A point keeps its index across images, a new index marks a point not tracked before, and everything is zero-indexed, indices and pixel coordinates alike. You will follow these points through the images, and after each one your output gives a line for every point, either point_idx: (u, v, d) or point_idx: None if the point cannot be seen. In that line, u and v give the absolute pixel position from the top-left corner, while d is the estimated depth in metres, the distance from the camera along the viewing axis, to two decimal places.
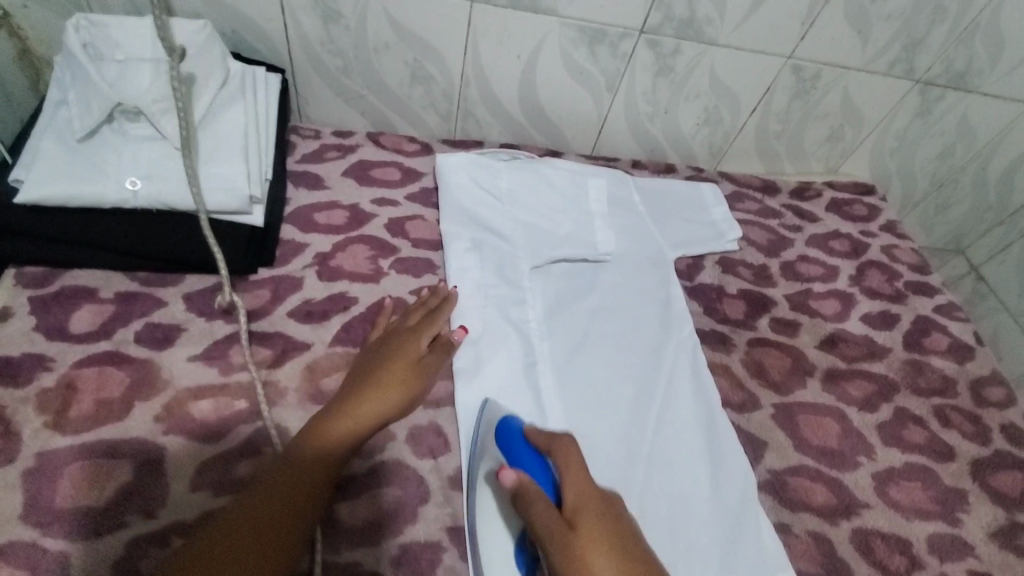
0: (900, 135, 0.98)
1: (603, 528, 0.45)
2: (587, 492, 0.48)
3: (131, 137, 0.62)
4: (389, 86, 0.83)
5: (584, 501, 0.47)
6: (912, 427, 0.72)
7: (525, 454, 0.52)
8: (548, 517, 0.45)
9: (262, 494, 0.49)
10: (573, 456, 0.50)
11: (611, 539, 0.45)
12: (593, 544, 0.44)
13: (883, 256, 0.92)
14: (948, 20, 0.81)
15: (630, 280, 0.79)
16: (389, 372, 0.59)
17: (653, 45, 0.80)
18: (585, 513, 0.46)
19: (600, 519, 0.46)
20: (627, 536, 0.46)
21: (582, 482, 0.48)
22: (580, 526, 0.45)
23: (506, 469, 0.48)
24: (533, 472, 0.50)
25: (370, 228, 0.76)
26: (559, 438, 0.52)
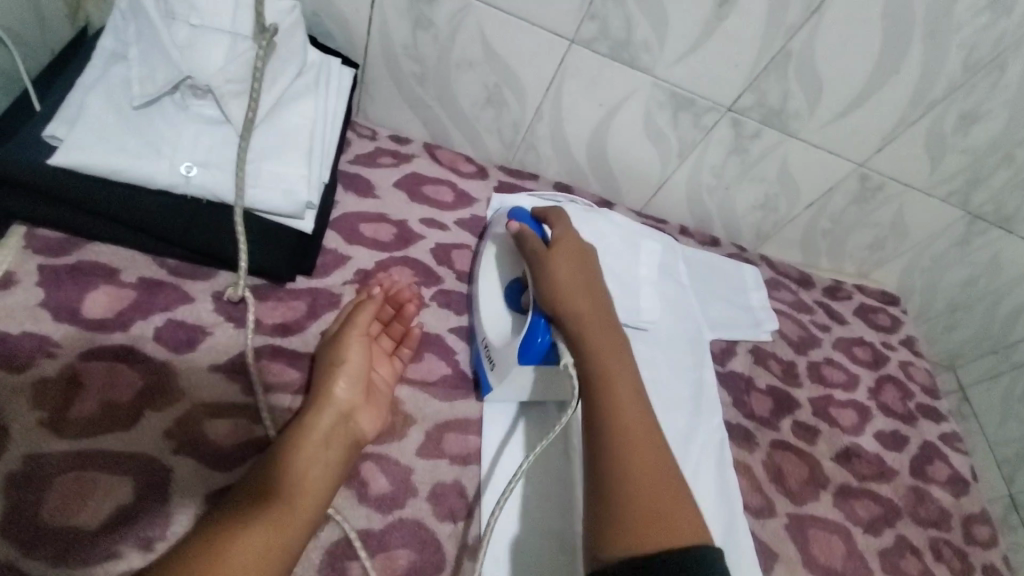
0: (935, 256, 1.00)
1: (572, 255, 0.63)
2: (568, 236, 0.65)
3: (191, 114, 0.57)
4: (460, 103, 0.79)
5: (564, 240, 0.64)
6: (909, 557, 0.73)
7: (527, 215, 0.68)
8: (535, 245, 0.63)
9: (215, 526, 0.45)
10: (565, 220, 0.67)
11: (575, 263, 0.62)
12: (559, 258, 0.61)
13: (899, 372, 0.93)
14: (1015, 166, 0.83)
15: (666, 355, 0.77)
16: (350, 360, 0.57)
17: (736, 124, 0.79)
18: (563, 245, 0.63)
19: (572, 251, 0.63)
20: (589, 267, 0.63)
21: (567, 231, 0.65)
22: (555, 249, 0.62)
23: (513, 221, 0.66)
24: (532, 224, 0.66)
25: (416, 251, 0.71)
26: (556, 210, 0.69)
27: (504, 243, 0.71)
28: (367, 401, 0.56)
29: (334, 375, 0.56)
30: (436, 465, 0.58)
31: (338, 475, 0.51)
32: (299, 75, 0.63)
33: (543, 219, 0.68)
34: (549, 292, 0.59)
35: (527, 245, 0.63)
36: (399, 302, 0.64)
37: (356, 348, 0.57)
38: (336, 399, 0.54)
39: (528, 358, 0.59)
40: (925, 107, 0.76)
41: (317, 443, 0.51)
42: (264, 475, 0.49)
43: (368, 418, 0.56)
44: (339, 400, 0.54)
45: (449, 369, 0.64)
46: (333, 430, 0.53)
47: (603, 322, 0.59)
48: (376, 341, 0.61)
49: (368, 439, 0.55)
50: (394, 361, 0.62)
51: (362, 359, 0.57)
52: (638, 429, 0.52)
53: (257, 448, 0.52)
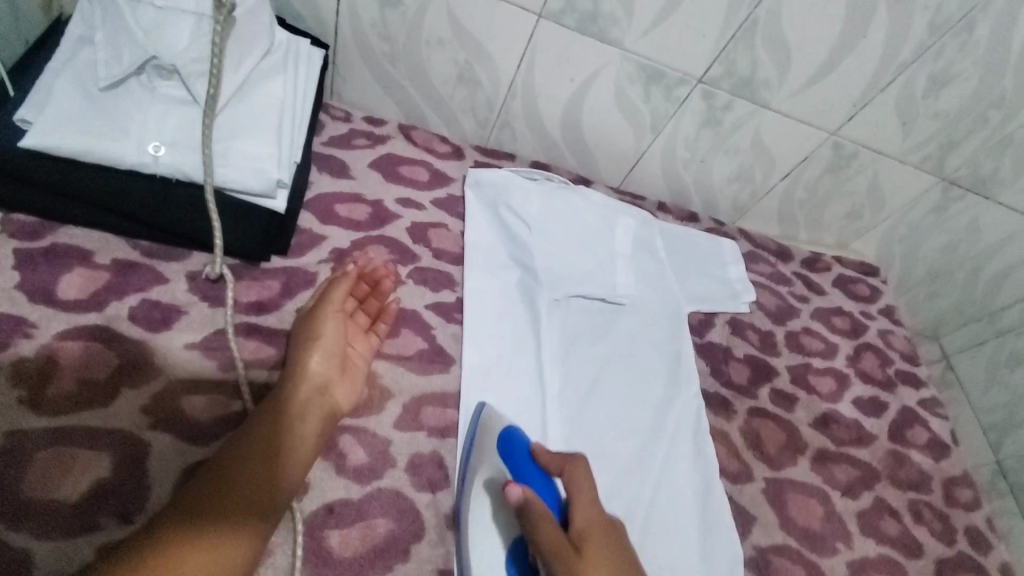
0: (912, 225, 1.01)
1: (606, 564, 0.48)
2: (593, 520, 0.51)
3: (159, 95, 0.57)
4: (432, 82, 0.79)
5: (590, 529, 0.50)
6: (887, 518, 0.74)
7: (531, 467, 0.56)
8: (557, 540, 0.48)
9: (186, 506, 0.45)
10: (584, 478, 0.54)
11: (615, 571, 0.48)
12: (597, 571, 0.47)
13: (878, 340, 0.94)
14: (986, 130, 0.84)
15: (644, 327, 0.78)
16: (326, 336, 0.58)
17: (708, 96, 0.79)
18: (588, 535, 0.50)
19: (601, 548, 0.49)
20: (630, 569, 0.50)
21: (588, 507, 0.52)
22: (585, 551, 0.48)
23: (513, 485, 0.50)
24: (540, 489, 0.54)
25: (392, 229, 0.72)
26: (570, 460, 0.55)
27: (500, 498, 0.56)
28: (342, 374, 0.57)
29: (310, 349, 0.57)
30: (414, 437, 0.58)
31: (312, 453, 0.52)
32: (266, 55, 0.63)
33: (554, 472, 0.55)
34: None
35: (543, 541, 0.48)
36: (372, 281, 0.65)
37: (331, 323, 0.59)
38: (310, 372, 0.55)
39: None
40: (893, 72, 0.76)
41: (293, 416, 0.52)
42: (235, 456, 0.49)
43: (344, 390, 0.56)
44: (314, 373, 0.55)
45: (426, 344, 0.65)
46: (309, 402, 0.54)
47: None
48: (351, 317, 0.62)
49: (343, 411, 0.56)
50: (371, 336, 0.62)
51: (338, 333, 0.58)
52: None
53: (231, 424, 0.53)
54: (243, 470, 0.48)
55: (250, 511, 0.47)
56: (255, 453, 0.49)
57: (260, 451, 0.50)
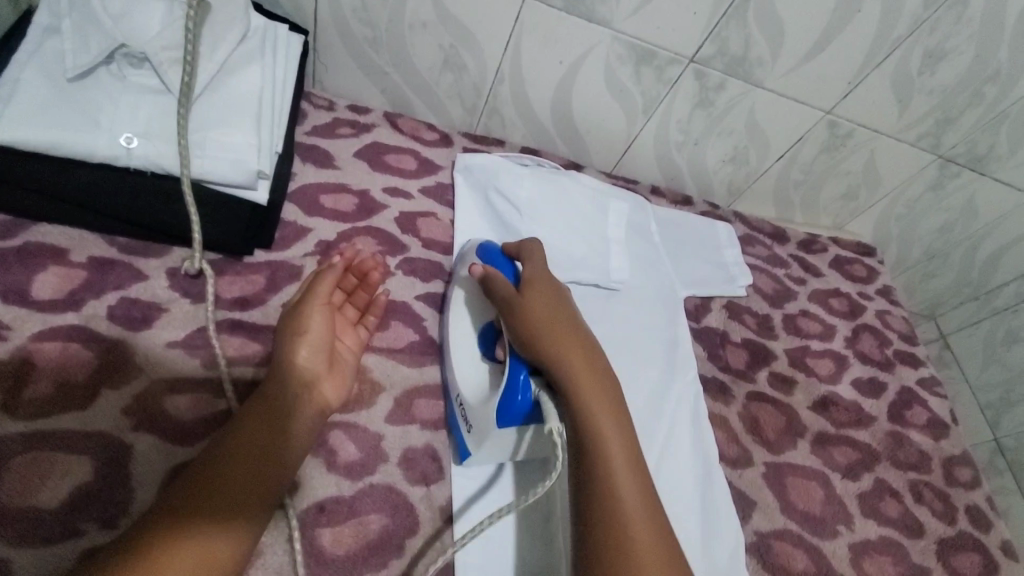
0: (909, 204, 1.00)
1: (545, 296, 0.58)
2: (541, 276, 0.60)
3: (130, 84, 0.55)
4: (417, 68, 0.77)
5: (534, 281, 0.59)
6: (888, 499, 0.73)
7: (499, 256, 0.63)
8: (503, 284, 0.58)
9: (173, 510, 0.43)
10: (537, 257, 0.63)
11: (553, 304, 0.57)
12: (534, 300, 0.57)
13: (876, 321, 0.93)
14: (983, 105, 0.82)
15: (639, 313, 0.76)
16: (313, 328, 0.56)
17: (700, 76, 0.78)
18: (534, 283, 0.59)
19: (543, 292, 0.58)
20: (567, 309, 0.58)
21: (536, 269, 0.61)
22: (526, 290, 0.58)
23: (476, 265, 0.61)
24: (501, 263, 0.63)
25: (380, 220, 0.70)
26: (526, 242, 0.64)
27: (472, 289, 0.65)
28: (331, 370, 0.55)
29: (297, 341, 0.55)
30: (407, 430, 0.57)
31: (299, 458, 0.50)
32: (243, 42, 0.61)
33: (514, 255, 0.64)
34: (526, 337, 0.54)
35: (495, 287, 0.58)
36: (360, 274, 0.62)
37: (318, 315, 0.57)
38: (298, 365, 0.54)
39: (508, 420, 0.53)
40: (888, 47, 0.74)
41: (280, 413, 0.51)
42: (221, 457, 0.47)
43: (333, 386, 0.55)
44: (302, 367, 0.54)
45: (418, 337, 0.64)
46: (296, 398, 0.52)
47: (594, 369, 0.53)
48: (339, 310, 0.61)
49: (332, 407, 0.54)
50: (359, 329, 0.61)
51: (325, 326, 0.57)
52: (631, 481, 0.47)
53: (213, 426, 0.51)
54: (230, 476, 0.46)
55: (229, 522, 0.44)
56: (244, 457, 0.47)
57: (246, 454, 0.48)
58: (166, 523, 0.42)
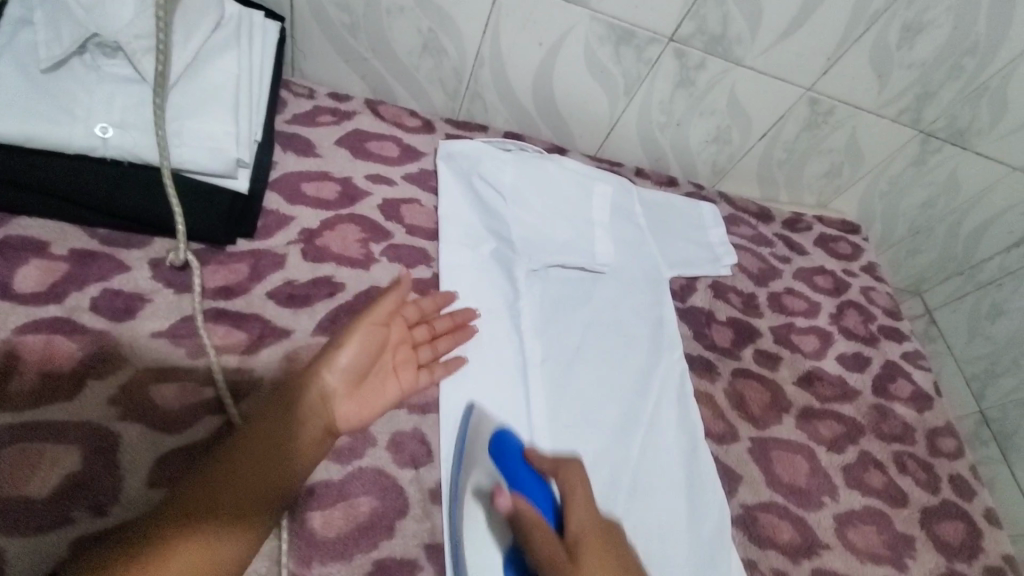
0: (892, 180, 1.00)
1: (603, 560, 0.46)
2: (589, 527, 0.48)
3: (104, 74, 0.54)
4: (396, 53, 0.77)
5: (584, 537, 0.47)
6: (872, 471, 0.74)
7: (527, 475, 0.52)
8: (549, 548, 0.45)
9: (181, 515, 0.44)
10: (580, 486, 0.50)
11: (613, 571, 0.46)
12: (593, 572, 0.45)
13: (861, 297, 0.94)
14: (962, 78, 0.82)
15: (625, 296, 0.77)
16: (356, 344, 0.52)
17: (680, 55, 0.78)
18: (583, 541, 0.47)
19: (598, 556, 0.46)
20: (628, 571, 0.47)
21: (583, 514, 0.49)
22: (579, 557, 0.46)
23: (501, 495, 0.48)
24: (532, 493, 0.50)
25: (363, 207, 0.70)
26: (564, 463, 0.52)
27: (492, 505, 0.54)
28: (357, 390, 0.52)
29: (332, 360, 0.51)
30: (394, 415, 0.57)
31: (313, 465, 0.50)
32: (218, 29, 0.61)
33: (549, 475, 0.52)
34: None
35: (535, 547, 0.46)
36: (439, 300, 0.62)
37: (363, 336, 0.53)
38: (322, 381, 0.51)
39: None
40: (866, 22, 0.75)
41: (293, 414, 0.49)
42: (231, 459, 0.47)
43: (348, 408, 0.51)
44: (326, 384, 0.51)
45: None
46: (312, 409, 0.50)
47: None
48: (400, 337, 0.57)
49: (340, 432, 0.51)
50: (420, 372, 0.58)
51: (365, 351, 0.53)
52: None
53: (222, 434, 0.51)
54: (245, 479, 0.47)
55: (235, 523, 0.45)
56: (258, 464, 0.47)
57: (256, 460, 0.47)
58: (178, 525, 0.43)
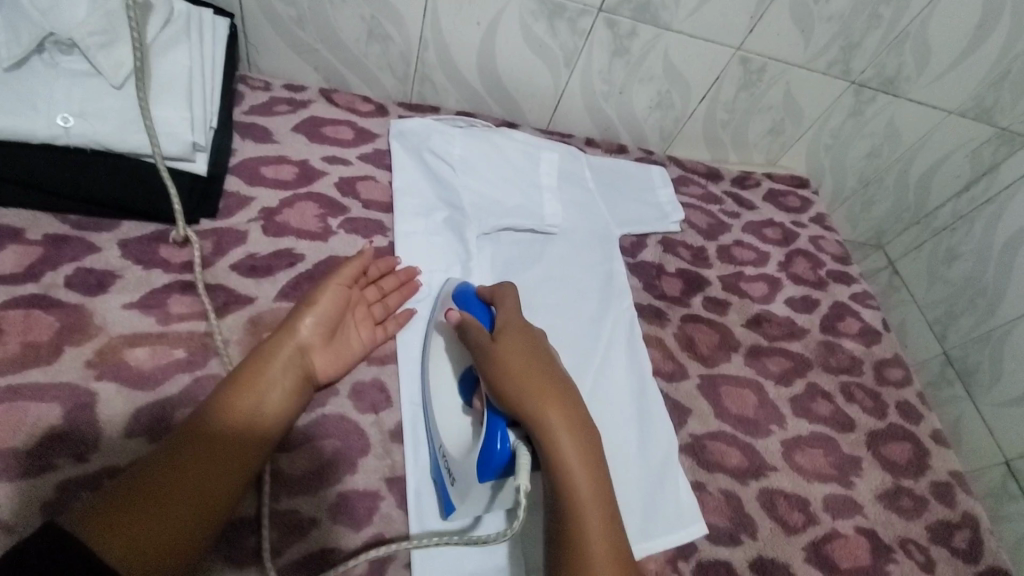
0: (834, 132, 1.05)
1: (518, 340, 0.57)
2: (512, 321, 0.60)
3: (63, 70, 0.59)
4: (345, 42, 0.82)
5: (508, 325, 0.60)
6: (820, 400, 0.79)
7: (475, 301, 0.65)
8: (478, 336, 0.59)
9: (158, 490, 0.45)
10: (510, 300, 0.64)
11: (525, 347, 0.57)
12: (506, 346, 0.57)
13: (809, 246, 0.99)
14: (882, 27, 0.87)
15: (576, 253, 0.81)
16: (323, 302, 0.60)
17: (611, 24, 0.82)
18: (507, 328, 0.59)
19: (516, 338, 0.58)
20: (541, 351, 0.57)
21: (510, 315, 0.61)
22: (500, 338, 0.58)
23: (452, 311, 0.63)
24: (476, 310, 0.64)
25: (320, 185, 0.75)
26: (501, 288, 0.66)
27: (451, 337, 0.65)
28: (327, 345, 0.59)
29: (309, 318, 0.59)
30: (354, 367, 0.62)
31: (291, 413, 0.55)
32: (168, 24, 0.66)
33: (489, 300, 0.65)
34: (496, 381, 0.54)
35: (469, 337, 0.59)
36: (388, 261, 0.69)
37: (331, 295, 0.61)
38: (298, 335, 0.58)
39: (487, 470, 0.52)
40: None
41: (269, 366, 0.55)
42: (204, 437, 0.49)
43: (323, 360, 0.58)
44: (302, 338, 0.58)
45: None
46: (289, 360, 0.56)
47: (563, 405, 0.53)
48: (360, 299, 0.64)
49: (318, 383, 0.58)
50: (377, 328, 0.64)
51: (331, 308, 0.60)
52: (602, 539, 0.47)
53: (190, 389, 0.55)
54: (232, 428, 0.50)
55: (210, 499, 0.47)
56: (231, 441, 0.50)
57: (227, 438, 0.50)
58: (157, 500, 0.45)
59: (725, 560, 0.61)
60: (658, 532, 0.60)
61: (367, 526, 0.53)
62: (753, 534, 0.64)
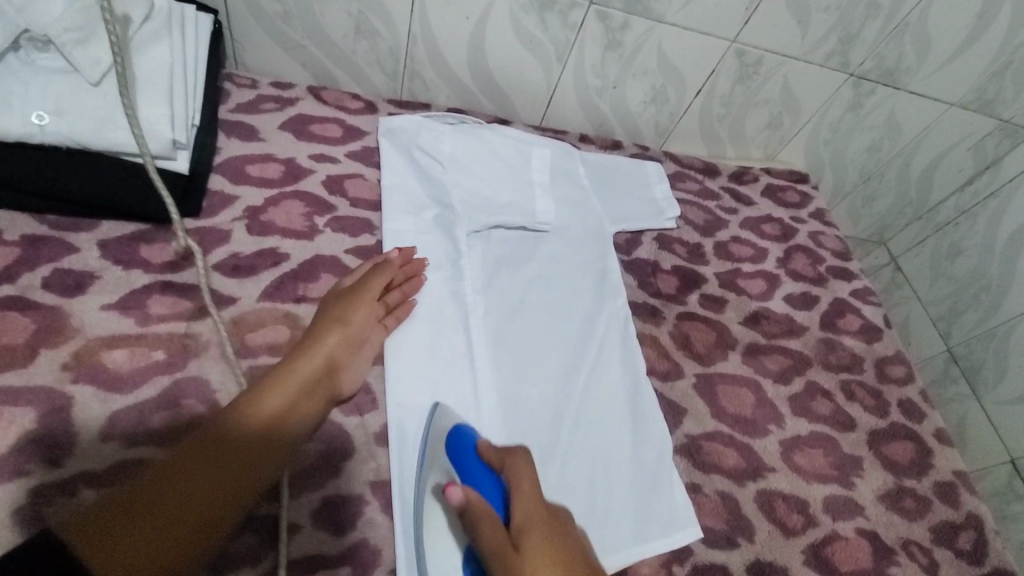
0: (834, 126, 1.03)
1: (548, 548, 0.45)
2: (533, 513, 0.47)
3: (39, 66, 0.58)
4: (332, 38, 0.81)
5: (530, 523, 0.46)
6: (820, 399, 0.77)
7: (478, 467, 0.52)
8: (496, 536, 0.44)
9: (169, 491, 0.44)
10: (525, 474, 0.50)
11: (559, 559, 0.44)
12: (536, 562, 0.43)
13: (809, 242, 0.97)
14: (881, 17, 0.85)
15: (569, 251, 0.80)
16: (352, 316, 0.60)
17: (603, 17, 0.81)
18: (530, 527, 0.46)
19: (544, 542, 0.45)
20: (576, 559, 0.45)
21: (529, 503, 0.48)
22: (525, 549, 0.44)
23: (453, 485, 0.47)
24: (482, 486, 0.50)
25: (307, 184, 0.73)
26: (512, 453, 0.52)
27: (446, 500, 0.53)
28: (353, 358, 0.59)
29: (336, 328, 0.58)
30: None
31: (313, 426, 0.53)
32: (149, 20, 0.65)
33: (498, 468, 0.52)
34: None
35: (482, 538, 0.45)
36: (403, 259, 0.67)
37: (361, 309, 0.61)
38: (328, 346, 0.57)
39: None
40: None
41: (299, 377, 0.53)
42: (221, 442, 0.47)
43: (350, 374, 0.58)
44: (331, 349, 0.57)
45: None
46: (319, 375, 0.55)
47: None
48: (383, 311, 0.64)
49: (343, 394, 0.57)
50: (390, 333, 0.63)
51: (360, 322, 0.60)
52: None
53: (169, 390, 0.54)
54: (250, 437, 0.49)
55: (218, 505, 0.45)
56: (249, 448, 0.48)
57: (244, 447, 0.48)
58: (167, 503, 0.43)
59: (722, 563, 0.59)
60: (651, 536, 0.59)
61: (351, 531, 0.52)
62: (750, 537, 0.62)
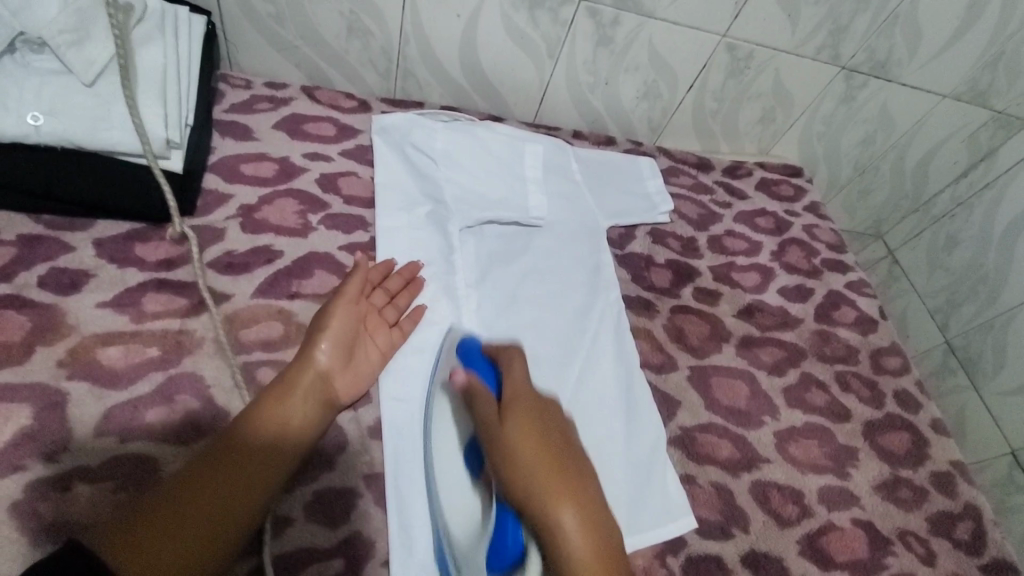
0: (827, 120, 1.03)
1: (529, 415, 0.54)
2: (521, 389, 0.56)
3: (32, 67, 0.58)
4: (325, 37, 0.81)
5: (516, 399, 0.55)
6: (814, 390, 0.77)
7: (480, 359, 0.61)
8: (484, 403, 0.55)
9: (176, 510, 0.45)
10: (517, 362, 0.59)
11: (536, 421, 0.53)
12: (516, 425, 0.53)
13: (803, 235, 0.97)
14: (871, 10, 0.86)
15: (563, 245, 0.80)
16: (336, 323, 0.58)
17: (593, 14, 0.81)
18: (516, 399, 0.55)
19: (525, 411, 0.54)
20: (552, 430, 0.53)
21: (517, 383, 0.57)
22: (508, 411, 0.54)
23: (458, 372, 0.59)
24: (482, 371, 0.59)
25: (300, 182, 0.74)
26: (509, 348, 0.61)
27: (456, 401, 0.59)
28: (347, 366, 0.58)
29: (325, 339, 0.57)
30: None
31: (315, 434, 0.53)
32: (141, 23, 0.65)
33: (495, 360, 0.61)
34: (506, 469, 0.50)
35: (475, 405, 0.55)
36: (387, 262, 0.67)
37: (343, 314, 0.59)
38: (317, 359, 0.56)
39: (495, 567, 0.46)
40: None
41: (293, 390, 0.53)
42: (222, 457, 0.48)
43: (345, 382, 0.57)
44: (321, 361, 0.56)
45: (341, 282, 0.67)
46: (312, 386, 0.54)
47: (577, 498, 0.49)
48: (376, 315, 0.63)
49: (343, 402, 0.57)
50: (393, 332, 0.63)
51: (348, 326, 0.59)
52: None
53: (164, 387, 0.54)
54: (251, 449, 0.49)
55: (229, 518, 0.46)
56: (253, 458, 0.49)
57: (247, 458, 0.49)
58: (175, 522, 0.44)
59: (716, 553, 0.59)
60: (645, 526, 0.59)
61: (345, 524, 0.52)
62: (744, 527, 0.62)
